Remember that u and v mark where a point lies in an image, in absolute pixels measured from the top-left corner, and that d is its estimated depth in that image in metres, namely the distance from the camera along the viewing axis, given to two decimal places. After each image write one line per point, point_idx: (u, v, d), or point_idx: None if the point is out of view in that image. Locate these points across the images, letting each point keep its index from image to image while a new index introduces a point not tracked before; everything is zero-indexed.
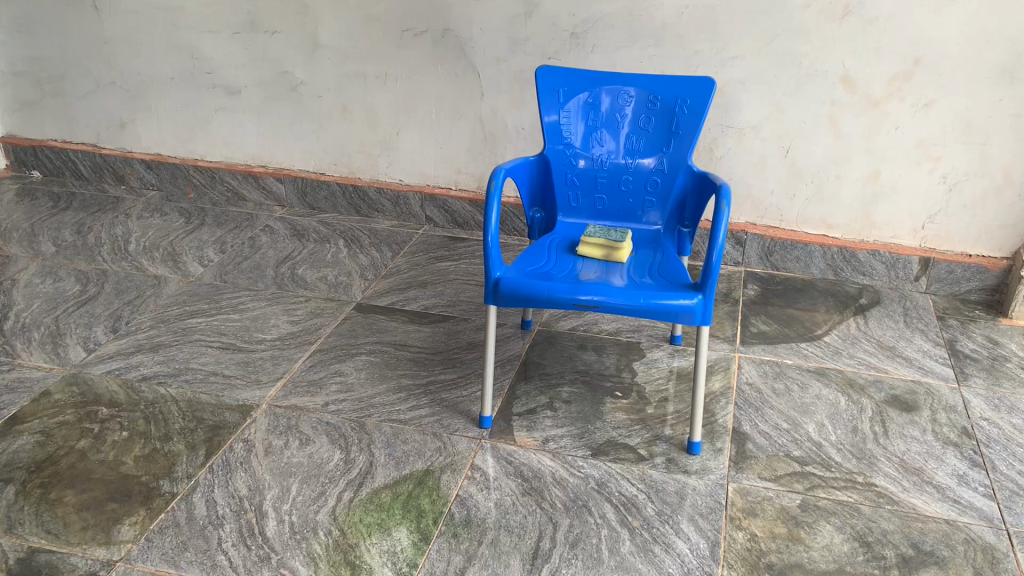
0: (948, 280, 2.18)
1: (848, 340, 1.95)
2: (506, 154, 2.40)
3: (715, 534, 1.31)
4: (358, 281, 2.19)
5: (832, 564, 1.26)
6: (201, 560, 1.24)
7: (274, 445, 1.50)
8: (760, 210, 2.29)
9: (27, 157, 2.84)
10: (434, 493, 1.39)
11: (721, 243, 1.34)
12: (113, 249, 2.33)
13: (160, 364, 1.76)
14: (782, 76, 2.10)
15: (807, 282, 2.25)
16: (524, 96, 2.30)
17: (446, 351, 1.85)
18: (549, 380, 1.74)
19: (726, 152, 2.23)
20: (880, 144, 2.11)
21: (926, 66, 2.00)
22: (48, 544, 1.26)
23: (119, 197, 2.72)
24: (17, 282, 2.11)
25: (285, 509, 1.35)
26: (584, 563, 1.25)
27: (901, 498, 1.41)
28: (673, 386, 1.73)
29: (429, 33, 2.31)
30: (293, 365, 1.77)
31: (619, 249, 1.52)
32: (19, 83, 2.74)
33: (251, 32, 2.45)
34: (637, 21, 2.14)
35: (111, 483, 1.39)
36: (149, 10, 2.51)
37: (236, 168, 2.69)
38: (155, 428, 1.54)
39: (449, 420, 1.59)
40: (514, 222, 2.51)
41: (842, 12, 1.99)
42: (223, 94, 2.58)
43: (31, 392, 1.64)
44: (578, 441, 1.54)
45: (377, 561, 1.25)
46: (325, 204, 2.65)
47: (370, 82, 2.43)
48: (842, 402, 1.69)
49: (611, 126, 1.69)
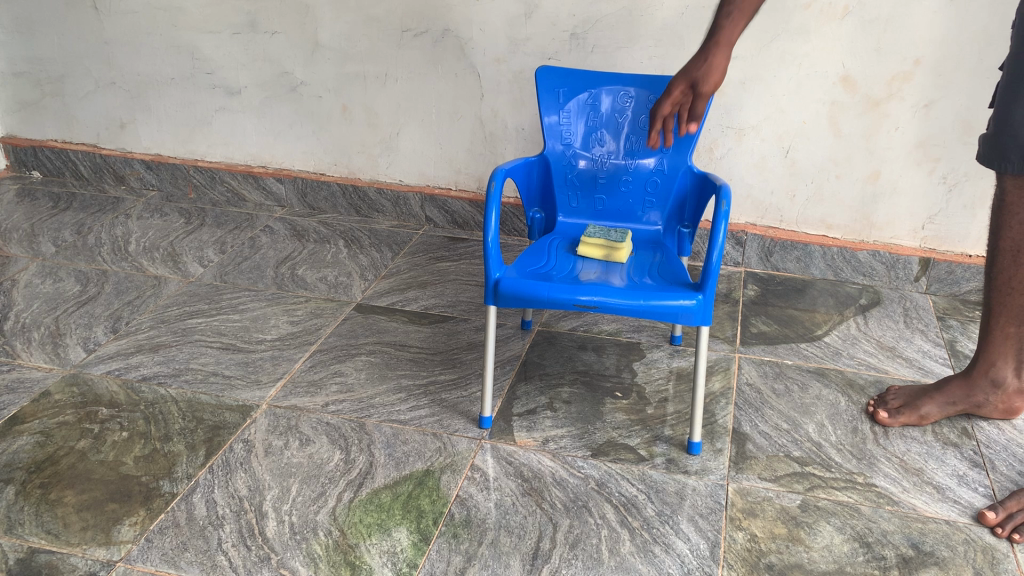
0: (948, 280, 2.19)
1: (848, 340, 1.95)
2: (506, 154, 2.40)
3: (716, 534, 1.31)
4: (359, 281, 2.19)
5: (832, 564, 1.26)
6: (201, 560, 1.24)
7: (274, 445, 1.50)
8: (761, 210, 2.29)
9: (27, 157, 2.85)
10: (434, 493, 1.39)
11: (721, 243, 1.34)
12: (114, 249, 2.33)
13: (161, 364, 1.76)
14: (783, 76, 2.10)
15: (806, 282, 2.26)
16: (523, 96, 2.31)
17: (447, 351, 1.85)
18: (549, 380, 1.74)
19: (726, 152, 2.24)
20: (880, 144, 2.11)
21: (926, 67, 1.99)
22: (48, 544, 1.26)
23: (119, 198, 2.72)
24: (17, 283, 2.12)
25: (285, 509, 1.35)
26: (584, 564, 1.25)
27: (901, 498, 1.41)
28: (674, 387, 1.73)
29: (429, 33, 2.31)
30: (293, 365, 1.77)
31: (619, 249, 1.52)
32: (20, 84, 2.74)
33: (252, 32, 2.45)
34: (637, 22, 2.14)
35: (110, 483, 1.39)
36: (149, 10, 2.50)
37: (236, 168, 2.70)
38: (155, 428, 1.54)
39: (449, 420, 1.59)
40: (514, 222, 2.51)
41: (842, 12, 2.00)
42: (223, 95, 2.58)
43: (32, 392, 1.64)
44: (578, 441, 1.54)
45: (377, 561, 1.25)
46: (325, 205, 2.66)
47: (371, 83, 2.43)
48: (843, 402, 1.69)
49: (611, 126, 1.70)
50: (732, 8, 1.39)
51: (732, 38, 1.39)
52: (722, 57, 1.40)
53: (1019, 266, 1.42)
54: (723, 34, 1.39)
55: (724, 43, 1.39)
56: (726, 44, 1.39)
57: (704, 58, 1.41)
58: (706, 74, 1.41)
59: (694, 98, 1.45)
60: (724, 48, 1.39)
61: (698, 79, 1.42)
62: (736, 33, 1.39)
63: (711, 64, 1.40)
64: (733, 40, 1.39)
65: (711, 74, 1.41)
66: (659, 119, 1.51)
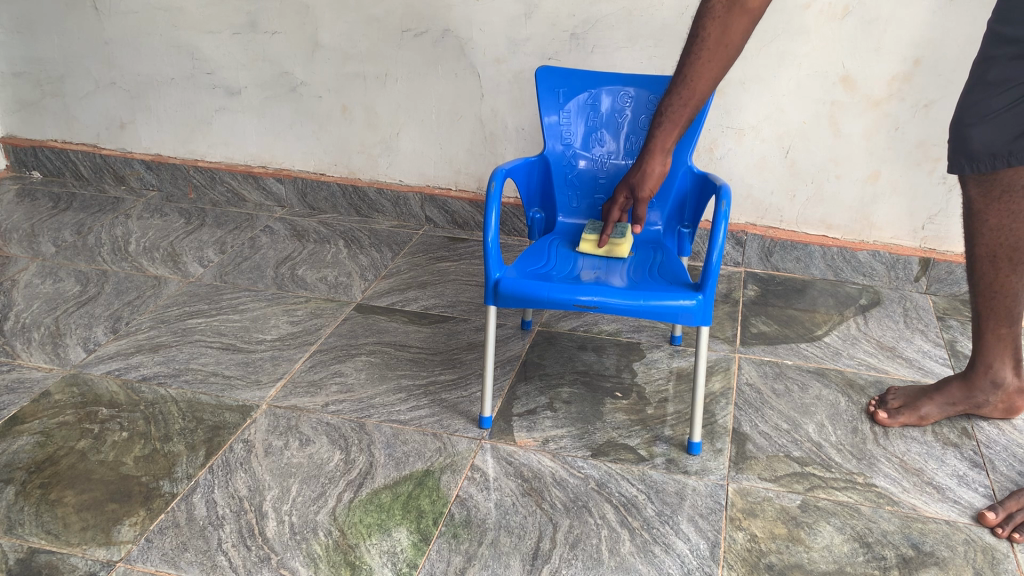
0: (948, 280, 2.19)
1: (848, 340, 1.95)
2: (506, 154, 2.40)
3: (716, 534, 1.31)
4: (359, 281, 2.19)
5: (832, 564, 1.26)
6: (201, 560, 1.24)
7: (274, 445, 1.50)
8: (760, 210, 2.29)
9: (27, 157, 2.85)
10: (434, 493, 1.39)
11: (721, 243, 1.34)
12: (114, 249, 2.33)
13: (161, 364, 1.76)
14: (784, 76, 2.10)
15: (806, 282, 2.26)
16: (523, 96, 2.31)
17: (447, 351, 1.85)
18: (549, 380, 1.74)
19: (726, 152, 2.24)
20: (881, 144, 2.11)
21: (926, 67, 1.99)
22: (48, 544, 1.26)
23: (119, 198, 2.72)
24: (17, 283, 2.12)
25: (285, 509, 1.35)
26: (584, 564, 1.25)
27: (901, 498, 1.41)
28: (674, 387, 1.73)
29: (429, 33, 2.31)
30: (293, 365, 1.77)
31: (619, 245, 1.53)
32: (20, 84, 2.74)
33: (252, 33, 2.45)
34: (637, 22, 2.14)
35: (110, 483, 1.39)
36: (149, 11, 2.50)
37: (236, 168, 2.70)
38: (154, 428, 1.54)
39: (449, 420, 1.59)
40: (514, 222, 2.51)
41: (842, 12, 1.99)
42: (223, 95, 2.58)
43: (32, 392, 1.64)
44: (578, 441, 1.54)
45: (377, 561, 1.25)
46: (325, 205, 2.66)
47: (371, 83, 2.43)
48: (843, 402, 1.69)
49: (611, 126, 1.70)
50: (665, 118, 1.37)
51: (667, 145, 1.36)
52: (658, 165, 1.38)
53: (999, 270, 1.43)
54: (657, 142, 1.36)
55: (659, 150, 1.37)
56: (661, 152, 1.37)
57: (641, 165, 1.40)
58: (642, 180, 1.40)
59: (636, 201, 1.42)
60: (658, 156, 1.37)
61: (636, 184, 1.41)
62: (670, 140, 1.36)
63: (646, 170, 1.39)
64: (668, 146, 1.37)
65: (648, 179, 1.40)
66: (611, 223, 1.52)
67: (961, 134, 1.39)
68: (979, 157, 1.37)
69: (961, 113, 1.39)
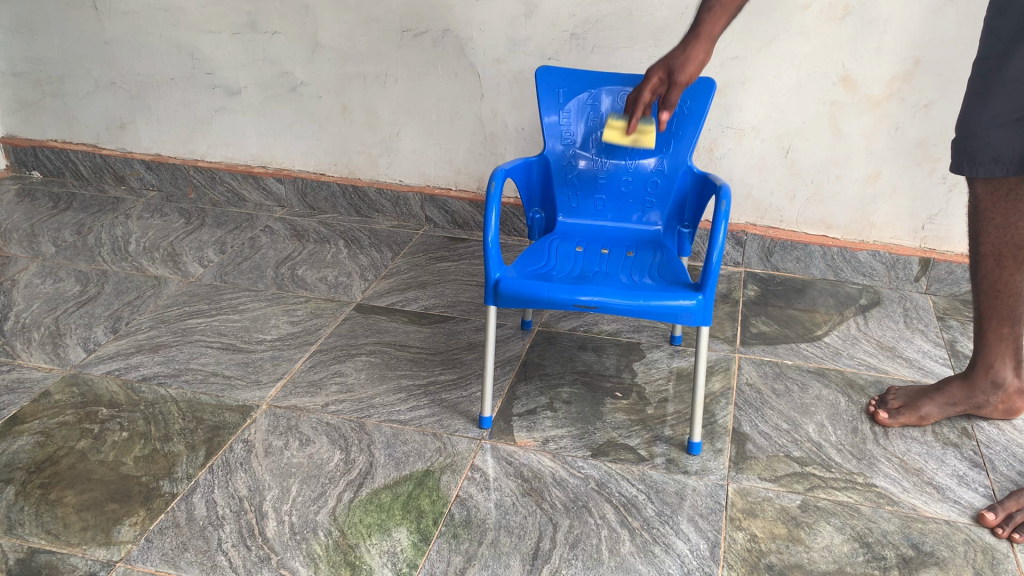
0: (948, 280, 2.19)
1: (848, 340, 1.95)
2: (506, 154, 2.40)
3: (716, 534, 1.31)
4: (358, 281, 2.19)
5: (832, 564, 1.26)
6: (201, 560, 1.24)
7: (274, 445, 1.50)
8: (761, 210, 2.29)
9: (27, 157, 2.85)
10: (434, 493, 1.39)
11: (721, 243, 1.34)
12: (114, 249, 2.33)
13: (161, 364, 1.76)
14: (784, 76, 2.10)
15: (806, 282, 2.26)
16: (523, 96, 2.31)
17: (447, 351, 1.85)
18: (549, 380, 1.74)
19: (726, 152, 2.24)
20: (881, 144, 2.11)
21: (926, 67, 1.99)
22: (48, 544, 1.26)
23: (119, 198, 2.72)
24: (16, 283, 2.12)
25: (285, 509, 1.35)
26: (584, 564, 1.25)
27: (901, 498, 1.41)
28: (674, 387, 1.73)
29: (429, 33, 2.31)
30: (293, 365, 1.77)
31: (647, 133, 1.49)
32: (20, 84, 2.74)
33: (252, 33, 2.45)
34: (637, 21, 2.14)
35: (111, 483, 1.39)
36: (149, 10, 2.50)
37: (236, 168, 2.70)
38: (154, 428, 1.54)
39: (449, 420, 1.59)
40: (514, 222, 2.51)
41: (842, 12, 1.99)
42: (223, 95, 2.58)
43: (32, 392, 1.64)
44: (578, 441, 1.54)
45: (377, 561, 1.25)
46: (325, 205, 2.66)
47: (371, 82, 2.43)
48: (843, 402, 1.69)
49: None
50: (716, 3, 1.30)
51: (715, 32, 1.30)
52: (702, 52, 1.31)
53: (1003, 269, 1.43)
54: (707, 25, 1.30)
55: (706, 36, 1.30)
56: (708, 38, 1.30)
57: (683, 49, 1.32)
58: (684, 64, 1.31)
59: (670, 87, 1.34)
60: (705, 42, 1.30)
61: (674, 68, 1.32)
62: (719, 27, 1.30)
63: (689, 55, 1.31)
64: (715, 35, 1.30)
65: (689, 66, 1.32)
66: (638, 110, 1.39)
67: (970, 135, 1.37)
68: (981, 162, 1.37)
69: (971, 113, 1.36)
